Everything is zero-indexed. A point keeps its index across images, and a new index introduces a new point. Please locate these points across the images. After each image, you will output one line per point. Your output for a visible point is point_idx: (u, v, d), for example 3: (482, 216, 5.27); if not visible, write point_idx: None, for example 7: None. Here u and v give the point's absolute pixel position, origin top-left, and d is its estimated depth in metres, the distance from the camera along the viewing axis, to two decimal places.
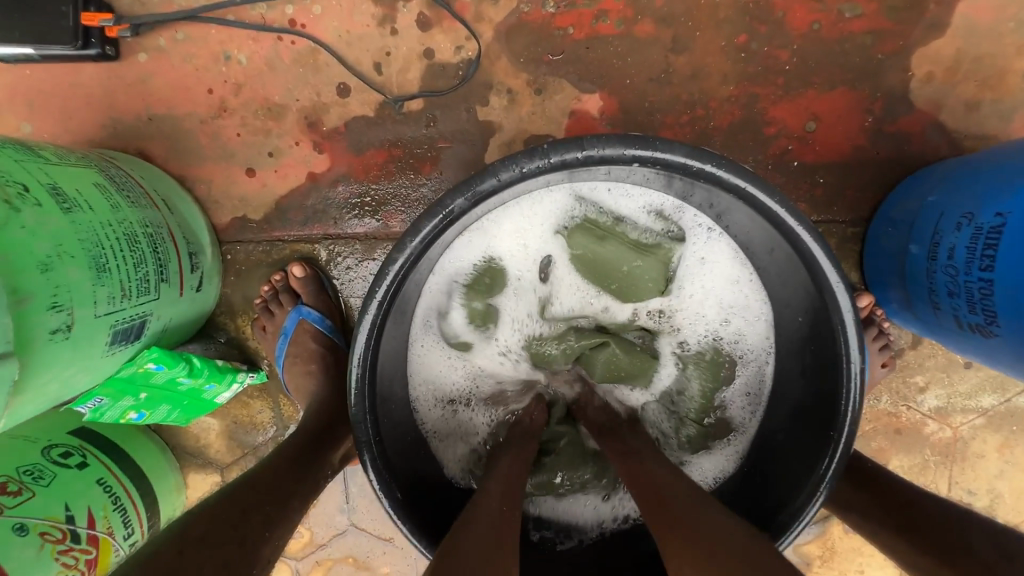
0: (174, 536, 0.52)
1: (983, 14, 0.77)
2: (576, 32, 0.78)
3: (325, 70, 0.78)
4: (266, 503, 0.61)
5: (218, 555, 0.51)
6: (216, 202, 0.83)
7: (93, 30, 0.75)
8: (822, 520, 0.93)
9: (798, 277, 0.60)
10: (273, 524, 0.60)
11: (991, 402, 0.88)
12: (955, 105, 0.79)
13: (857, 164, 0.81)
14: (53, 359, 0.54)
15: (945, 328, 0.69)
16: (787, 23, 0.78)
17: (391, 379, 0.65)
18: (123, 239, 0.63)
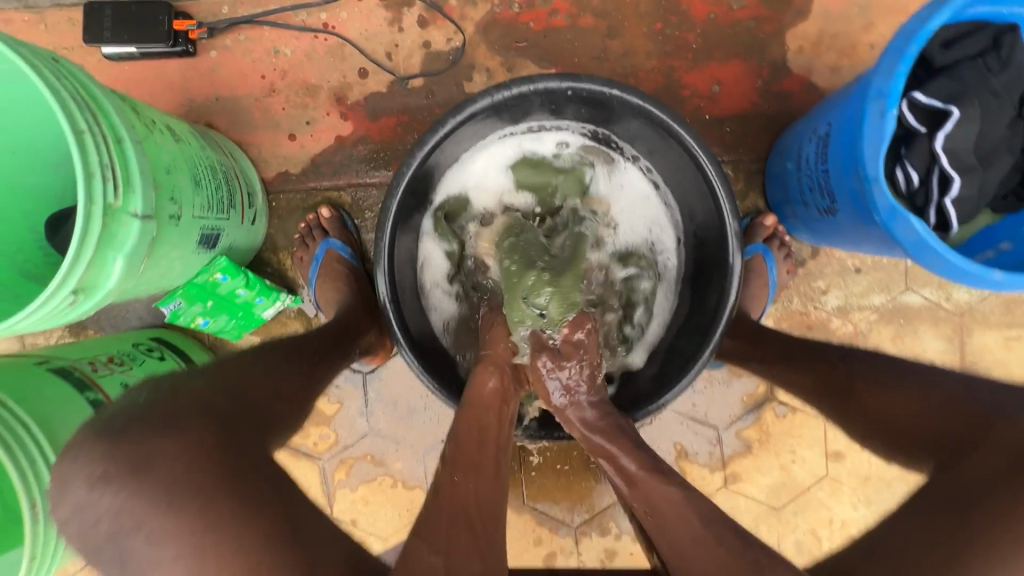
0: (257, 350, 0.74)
1: (835, 3, 1.05)
2: (535, 25, 1.05)
3: (350, 59, 1.05)
4: (319, 347, 0.83)
5: (285, 364, 0.73)
6: (265, 161, 1.08)
7: (182, 33, 1.01)
8: (755, 407, 1.14)
9: (690, 168, 0.83)
10: (322, 359, 0.81)
11: (880, 301, 1.10)
12: (822, 69, 1.06)
13: (753, 115, 1.07)
14: (168, 238, 0.78)
15: (814, 220, 0.94)
16: (691, 14, 1.05)
17: (404, 272, 0.87)
18: (208, 168, 0.87)
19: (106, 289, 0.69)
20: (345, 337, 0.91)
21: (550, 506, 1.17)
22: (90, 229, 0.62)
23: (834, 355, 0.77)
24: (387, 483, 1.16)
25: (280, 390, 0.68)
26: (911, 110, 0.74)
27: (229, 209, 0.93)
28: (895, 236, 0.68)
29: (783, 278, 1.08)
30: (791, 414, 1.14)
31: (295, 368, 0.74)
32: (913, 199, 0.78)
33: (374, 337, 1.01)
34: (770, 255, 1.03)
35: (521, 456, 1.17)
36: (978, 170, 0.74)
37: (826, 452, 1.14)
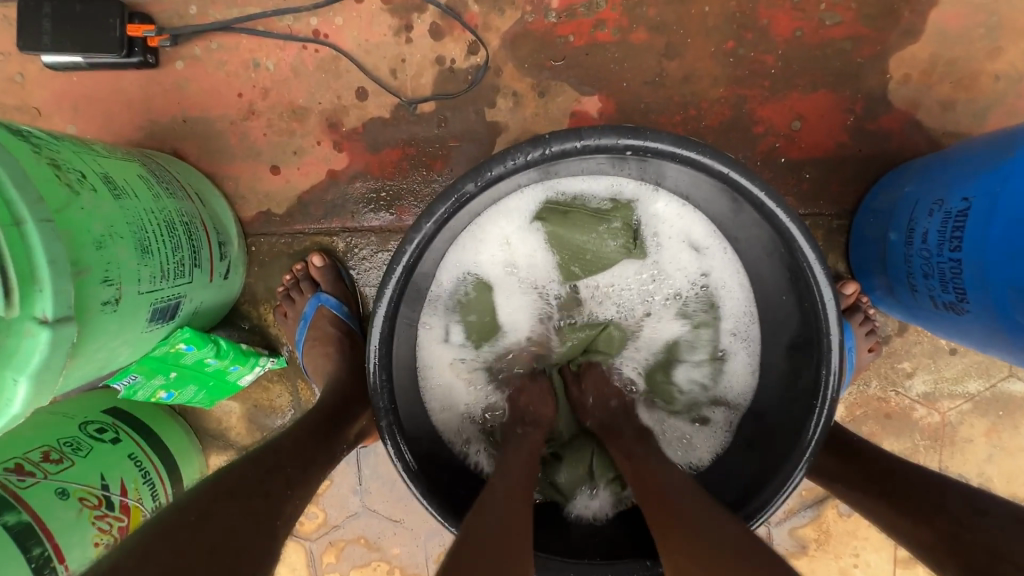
0: (208, 485, 0.56)
1: (954, 21, 0.83)
2: (576, 40, 0.84)
3: (345, 76, 0.85)
4: (290, 463, 0.64)
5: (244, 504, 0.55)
6: (242, 197, 0.90)
7: (139, 41, 0.82)
8: (815, 503, 0.96)
9: (772, 241, 0.65)
10: (294, 485, 0.62)
11: (977, 387, 0.92)
12: (931, 104, 0.85)
13: (840, 161, 0.87)
14: (100, 327, 0.60)
15: (921, 307, 0.75)
16: (771, 30, 0.84)
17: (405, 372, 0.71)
18: (163, 224, 0.70)
19: (12, 417, 0.51)
20: (331, 437, 0.73)
21: None
22: None
23: (956, 500, 0.59)
24: (383, 570, 1.01)
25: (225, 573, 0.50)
26: None
27: (191, 270, 0.75)
28: None
29: (863, 358, 0.89)
30: (857, 513, 0.96)
31: (257, 509, 0.55)
32: None
33: (369, 419, 0.84)
34: (847, 330, 0.86)
35: None
36: None
37: (895, 558, 0.97)
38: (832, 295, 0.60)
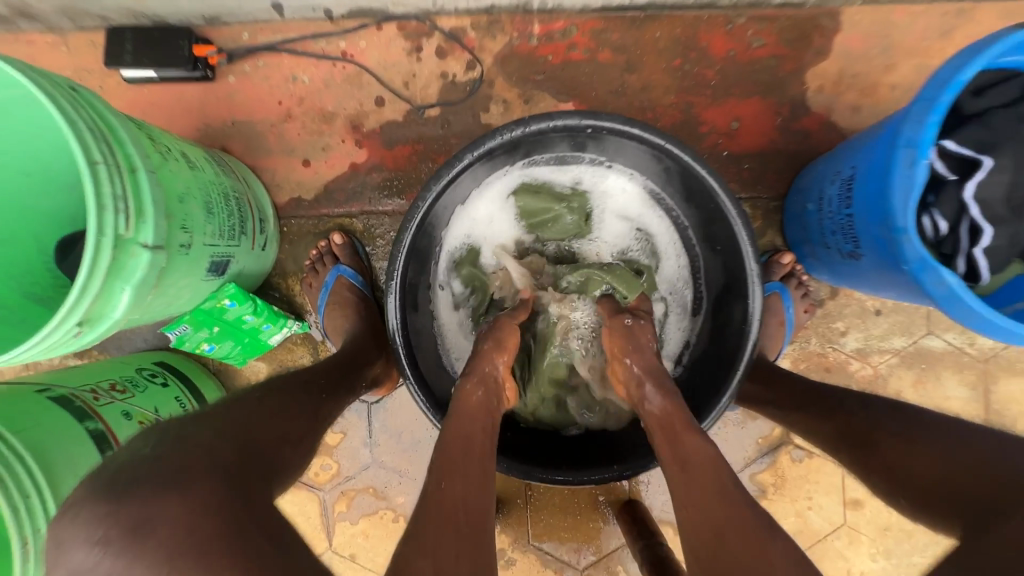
0: (263, 386, 0.72)
1: (856, 42, 1.04)
2: (554, 59, 1.05)
3: (367, 87, 1.05)
4: (321, 377, 0.81)
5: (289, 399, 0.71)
6: (277, 185, 1.07)
7: (202, 59, 1.02)
8: (770, 450, 1.10)
9: (705, 202, 0.82)
10: (327, 393, 0.79)
11: (901, 344, 1.07)
12: (842, 108, 1.05)
13: (772, 153, 1.06)
14: (178, 267, 0.76)
15: (836, 262, 0.92)
16: (711, 50, 1.04)
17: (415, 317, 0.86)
18: (221, 195, 0.87)
19: (111, 320, 0.68)
20: (350, 370, 0.89)
21: (556, 546, 1.13)
22: (99, 261, 0.61)
23: (853, 402, 0.76)
24: (389, 517, 1.12)
25: (279, 440, 0.64)
26: (939, 158, 0.72)
27: (239, 236, 0.92)
28: (925, 287, 0.66)
29: (800, 317, 1.05)
30: (807, 458, 1.10)
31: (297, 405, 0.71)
32: (941, 247, 0.75)
33: (382, 367, 0.99)
34: (786, 293, 1.02)
35: (526, 491, 1.13)
36: (1009, 221, 0.71)
37: (843, 500, 1.10)
38: (749, 238, 0.76)
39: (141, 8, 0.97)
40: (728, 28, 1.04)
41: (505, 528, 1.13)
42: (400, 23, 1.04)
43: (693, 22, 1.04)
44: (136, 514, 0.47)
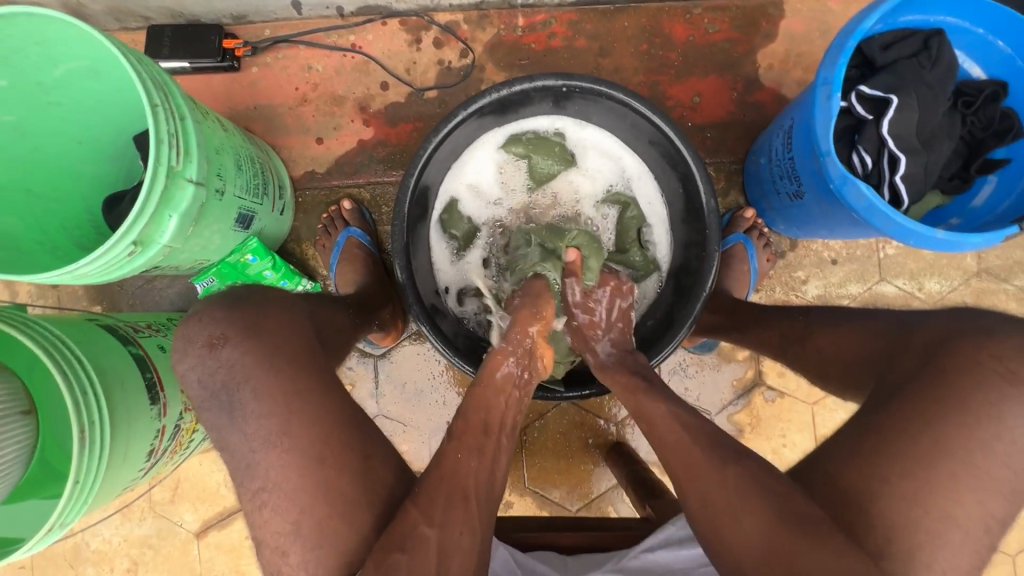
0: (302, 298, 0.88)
1: (799, 26, 1.19)
2: (536, 46, 1.20)
3: (373, 74, 1.20)
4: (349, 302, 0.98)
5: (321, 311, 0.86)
6: (294, 161, 1.21)
7: (230, 51, 1.17)
8: (745, 392, 1.19)
9: (666, 150, 0.95)
10: (354, 315, 0.95)
11: (858, 290, 1.18)
12: (790, 83, 1.20)
13: (731, 123, 1.20)
14: (213, 209, 0.88)
15: (787, 208, 1.04)
16: (673, 36, 1.20)
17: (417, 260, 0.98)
18: (249, 157, 1.00)
19: (158, 245, 0.79)
20: (366, 307, 1.01)
21: (550, 489, 1.20)
22: (154, 186, 0.73)
23: (797, 312, 0.91)
24: None
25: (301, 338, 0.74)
26: (858, 102, 0.86)
27: (263, 196, 1.04)
28: (849, 202, 0.78)
29: (764, 267, 1.17)
30: (779, 399, 1.19)
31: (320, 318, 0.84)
32: (869, 180, 0.87)
33: (388, 314, 1.10)
34: (750, 243, 1.12)
35: (522, 437, 1.21)
36: (921, 152, 0.84)
37: (815, 437, 1.18)
38: (703, 173, 0.89)
39: (179, 7, 1.13)
40: (687, 17, 1.20)
41: None
42: (402, 19, 1.20)
43: (656, 13, 1.20)
44: (236, 349, 0.68)
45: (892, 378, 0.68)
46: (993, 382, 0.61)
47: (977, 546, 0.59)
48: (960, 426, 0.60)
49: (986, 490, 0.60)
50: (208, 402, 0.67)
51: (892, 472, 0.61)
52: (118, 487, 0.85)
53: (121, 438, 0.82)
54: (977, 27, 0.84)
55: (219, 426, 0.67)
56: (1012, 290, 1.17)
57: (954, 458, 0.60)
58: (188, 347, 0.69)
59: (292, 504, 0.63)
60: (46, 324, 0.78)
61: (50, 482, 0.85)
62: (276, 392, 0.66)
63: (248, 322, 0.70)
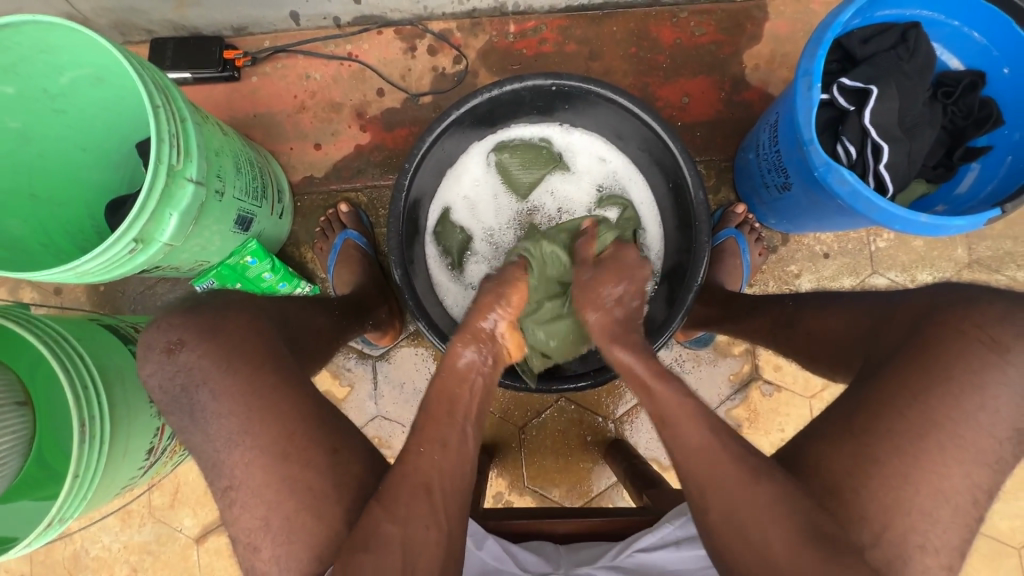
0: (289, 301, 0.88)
1: (783, 28, 1.22)
2: (528, 51, 1.23)
3: (369, 81, 1.23)
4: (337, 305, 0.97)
5: (304, 316, 0.86)
6: (292, 166, 1.24)
7: (230, 62, 1.20)
8: (742, 386, 1.20)
9: (655, 146, 0.97)
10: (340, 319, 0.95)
11: (851, 283, 1.19)
12: (776, 83, 1.22)
13: (719, 122, 1.23)
14: (213, 209, 0.90)
15: (776, 201, 1.06)
16: (660, 40, 1.23)
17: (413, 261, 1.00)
18: (249, 160, 1.02)
19: (158, 244, 0.81)
20: (357, 309, 1.02)
21: (550, 488, 1.20)
22: (156, 185, 0.75)
23: (787, 299, 0.92)
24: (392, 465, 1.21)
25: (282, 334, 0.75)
26: (840, 94, 0.88)
27: (262, 199, 1.06)
28: (833, 188, 0.80)
29: (756, 261, 1.18)
30: (776, 393, 1.19)
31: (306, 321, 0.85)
32: (854, 169, 0.89)
33: (385, 314, 1.12)
34: (742, 238, 1.14)
35: (520, 436, 1.21)
36: (904, 140, 0.86)
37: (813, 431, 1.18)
38: (692, 167, 0.90)
39: (182, 20, 1.17)
40: (674, 21, 1.23)
41: (501, 473, 1.20)
42: (397, 28, 1.23)
43: (644, 17, 1.23)
44: (194, 350, 0.69)
45: (880, 350, 0.69)
46: (976, 348, 0.62)
47: (965, 516, 0.60)
48: (946, 397, 0.61)
49: (970, 461, 0.61)
50: (172, 401, 0.68)
51: (880, 447, 0.62)
52: (117, 484, 0.86)
53: (120, 435, 0.82)
54: (953, 20, 0.86)
55: (187, 426, 0.68)
56: (1004, 280, 1.18)
57: (940, 428, 0.61)
58: (147, 354, 0.70)
59: (260, 499, 0.64)
60: (49, 322, 0.79)
61: (46, 483, 0.85)
62: (267, 385, 0.67)
63: (214, 321, 0.71)
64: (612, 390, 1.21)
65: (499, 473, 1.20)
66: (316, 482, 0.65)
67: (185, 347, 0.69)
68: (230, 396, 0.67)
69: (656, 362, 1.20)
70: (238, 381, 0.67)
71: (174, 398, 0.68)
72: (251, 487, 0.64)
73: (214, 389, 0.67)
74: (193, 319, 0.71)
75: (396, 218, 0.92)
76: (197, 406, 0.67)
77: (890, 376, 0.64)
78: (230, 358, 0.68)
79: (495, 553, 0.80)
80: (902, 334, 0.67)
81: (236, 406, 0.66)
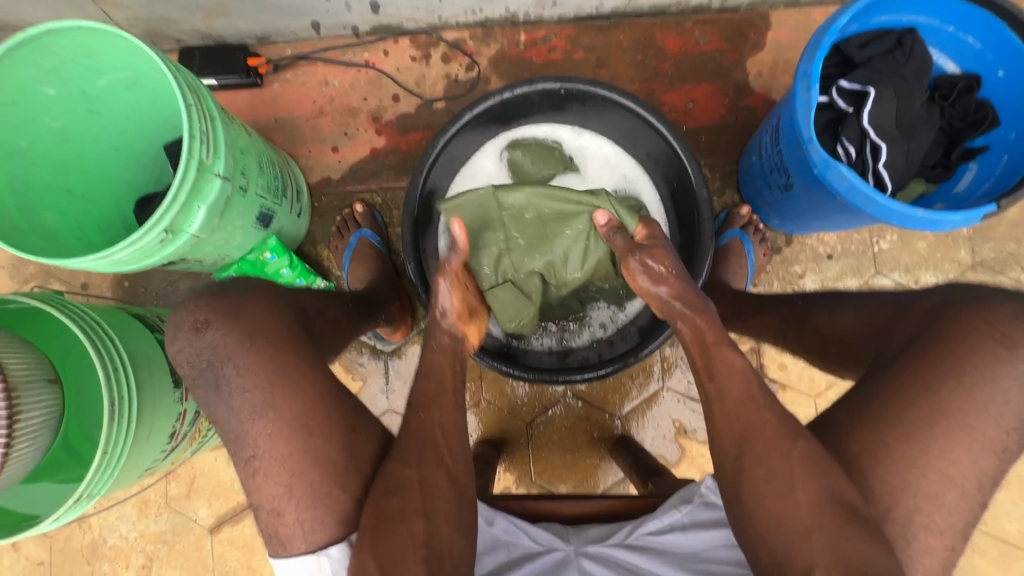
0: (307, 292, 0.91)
1: (786, 36, 1.26)
2: (537, 59, 1.28)
3: (385, 87, 1.29)
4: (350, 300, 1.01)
5: (319, 309, 0.90)
6: (310, 168, 1.29)
7: (253, 69, 1.26)
8: None
9: (660, 147, 1.00)
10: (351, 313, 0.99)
11: (854, 284, 1.21)
12: (779, 89, 1.26)
13: (724, 127, 1.26)
14: (236, 205, 0.94)
15: (778, 201, 1.08)
16: (665, 48, 1.27)
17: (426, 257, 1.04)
18: (271, 160, 1.07)
19: (186, 235, 0.86)
20: (370, 305, 1.06)
21: (557, 483, 1.21)
22: (187, 178, 0.80)
23: (795, 298, 0.94)
24: None
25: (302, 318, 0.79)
26: (839, 96, 0.92)
27: (282, 198, 1.11)
28: (832, 184, 0.82)
29: (761, 261, 1.20)
30: (781, 391, 1.21)
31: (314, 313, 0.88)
32: (853, 168, 0.92)
33: (397, 309, 1.16)
34: (746, 238, 1.17)
35: (528, 431, 1.23)
36: (901, 140, 0.89)
37: None
38: (696, 167, 0.94)
39: (209, 30, 1.23)
40: (678, 30, 1.27)
41: (509, 468, 1.22)
42: (412, 37, 1.29)
43: (650, 27, 1.28)
44: (221, 329, 0.72)
45: (892, 345, 0.70)
46: (988, 343, 0.63)
47: (970, 502, 0.61)
48: (957, 388, 0.62)
49: (980, 448, 0.62)
50: (200, 375, 0.71)
51: (890, 433, 0.63)
52: (140, 467, 0.89)
53: (145, 418, 0.86)
54: (947, 25, 0.90)
55: (211, 400, 0.71)
56: (1008, 282, 1.20)
57: (950, 418, 0.62)
58: (177, 331, 0.73)
59: (281, 475, 0.67)
60: (83, 309, 0.84)
61: (73, 464, 0.89)
62: (290, 366, 0.71)
63: (235, 304, 0.74)
64: (618, 386, 1.23)
65: (507, 468, 1.22)
66: (338, 454, 0.68)
67: (220, 324, 0.72)
68: (253, 375, 0.70)
69: (660, 360, 1.22)
70: (267, 356, 0.71)
71: (204, 371, 0.71)
72: (273, 456, 0.68)
73: (243, 364, 0.70)
74: (225, 300, 0.75)
75: (411, 216, 0.96)
76: (223, 380, 0.71)
77: (905, 369, 0.65)
78: (262, 333, 0.72)
79: (506, 528, 0.84)
80: (918, 325, 0.68)
81: (263, 380, 0.69)
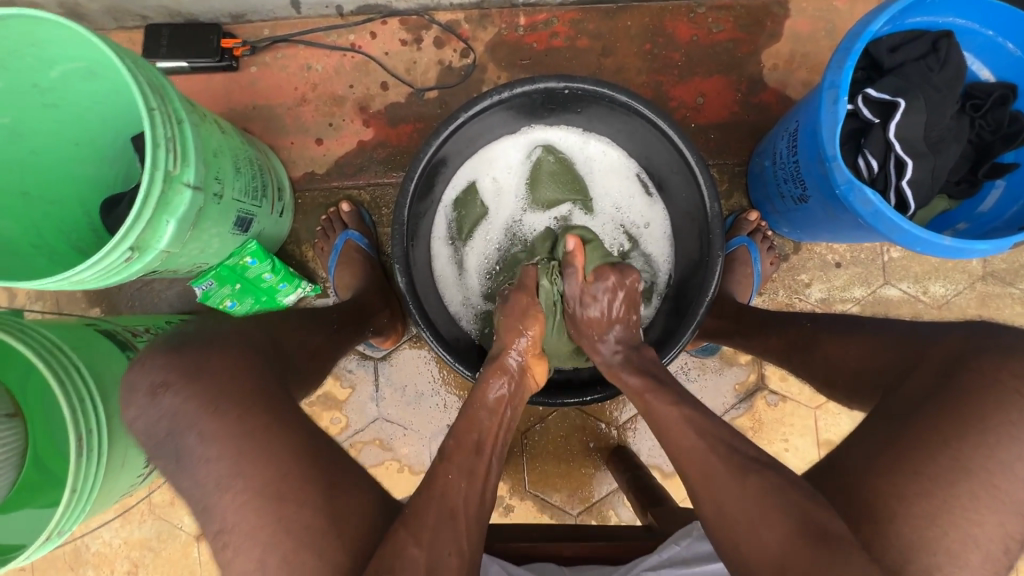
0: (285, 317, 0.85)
1: (804, 26, 1.17)
2: (538, 45, 1.18)
3: (373, 73, 1.19)
4: (346, 325, 0.94)
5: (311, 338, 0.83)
6: (293, 162, 1.20)
7: (228, 51, 1.15)
8: (747, 396, 1.18)
9: (670, 156, 0.93)
10: (341, 332, 0.92)
11: (861, 293, 1.17)
12: (795, 84, 1.18)
13: (734, 125, 1.19)
14: (212, 211, 0.87)
15: (790, 211, 1.03)
16: (676, 36, 1.18)
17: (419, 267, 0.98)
18: (247, 159, 0.98)
19: (155, 251, 0.79)
20: (357, 317, 1.00)
21: (551, 493, 1.19)
22: (151, 192, 0.72)
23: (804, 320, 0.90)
24: (394, 467, 1.20)
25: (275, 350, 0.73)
26: (865, 105, 0.85)
27: (262, 199, 1.03)
28: (855, 207, 0.77)
29: (767, 270, 1.15)
30: (782, 403, 1.18)
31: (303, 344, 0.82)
32: (875, 184, 0.86)
33: (387, 319, 1.10)
34: (753, 246, 1.11)
35: (522, 440, 1.20)
36: (929, 156, 0.83)
37: (816, 442, 1.17)
38: (708, 180, 0.87)
39: (177, 6, 1.12)
40: (691, 16, 1.18)
41: (501, 477, 1.20)
42: (402, 18, 1.18)
43: (660, 12, 1.18)
44: (179, 394, 0.64)
45: (907, 389, 0.65)
46: (1016, 400, 0.59)
47: (997, 567, 0.56)
48: (982, 447, 0.58)
49: (1006, 510, 0.57)
50: (157, 447, 0.64)
51: (911, 489, 0.58)
52: (115, 493, 0.85)
53: (118, 445, 0.81)
54: (987, 29, 0.83)
55: (172, 471, 0.63)
56: (1018, 294, 1.16)
57: (972, 477, 0.57)
58: (131, 396, 0.66)
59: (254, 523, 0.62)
60: (42, 330, 0.77)
61: (41, 489, 0.84)
62: (265, 403, 0.64)
63: (205, 356, 0.68)
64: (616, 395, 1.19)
65: (500, 477, 1.20)
66: (318, 517, 0.59)
67: (177, 388, 0.64)
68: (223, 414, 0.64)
69: None
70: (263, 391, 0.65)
71: (162, 442, 0.64)
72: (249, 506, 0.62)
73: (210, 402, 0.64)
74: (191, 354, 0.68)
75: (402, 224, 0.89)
76: (183, 449, 0.62)
77: (927, 420, 0.60)
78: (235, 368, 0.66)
79: None
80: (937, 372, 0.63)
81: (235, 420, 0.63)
